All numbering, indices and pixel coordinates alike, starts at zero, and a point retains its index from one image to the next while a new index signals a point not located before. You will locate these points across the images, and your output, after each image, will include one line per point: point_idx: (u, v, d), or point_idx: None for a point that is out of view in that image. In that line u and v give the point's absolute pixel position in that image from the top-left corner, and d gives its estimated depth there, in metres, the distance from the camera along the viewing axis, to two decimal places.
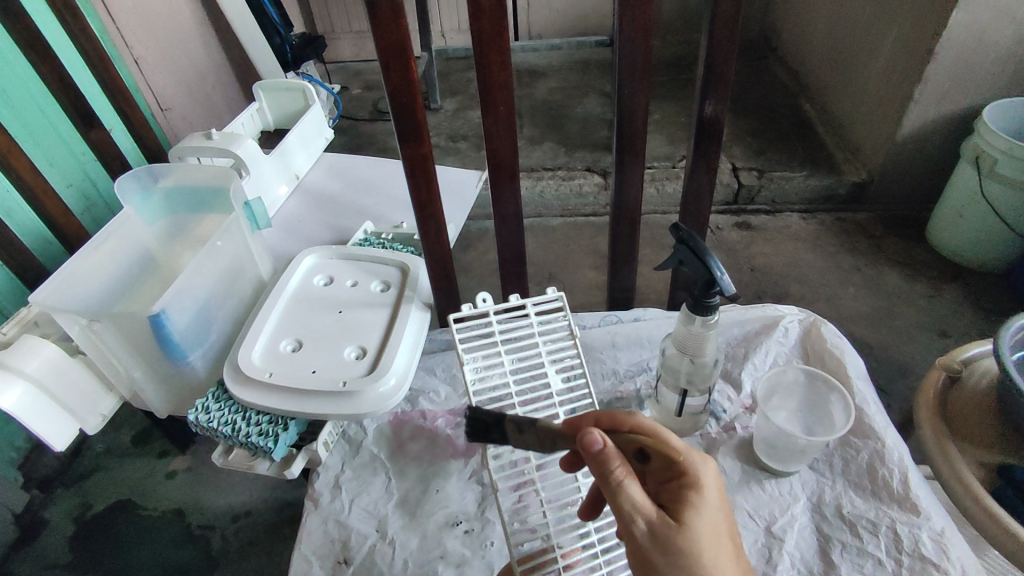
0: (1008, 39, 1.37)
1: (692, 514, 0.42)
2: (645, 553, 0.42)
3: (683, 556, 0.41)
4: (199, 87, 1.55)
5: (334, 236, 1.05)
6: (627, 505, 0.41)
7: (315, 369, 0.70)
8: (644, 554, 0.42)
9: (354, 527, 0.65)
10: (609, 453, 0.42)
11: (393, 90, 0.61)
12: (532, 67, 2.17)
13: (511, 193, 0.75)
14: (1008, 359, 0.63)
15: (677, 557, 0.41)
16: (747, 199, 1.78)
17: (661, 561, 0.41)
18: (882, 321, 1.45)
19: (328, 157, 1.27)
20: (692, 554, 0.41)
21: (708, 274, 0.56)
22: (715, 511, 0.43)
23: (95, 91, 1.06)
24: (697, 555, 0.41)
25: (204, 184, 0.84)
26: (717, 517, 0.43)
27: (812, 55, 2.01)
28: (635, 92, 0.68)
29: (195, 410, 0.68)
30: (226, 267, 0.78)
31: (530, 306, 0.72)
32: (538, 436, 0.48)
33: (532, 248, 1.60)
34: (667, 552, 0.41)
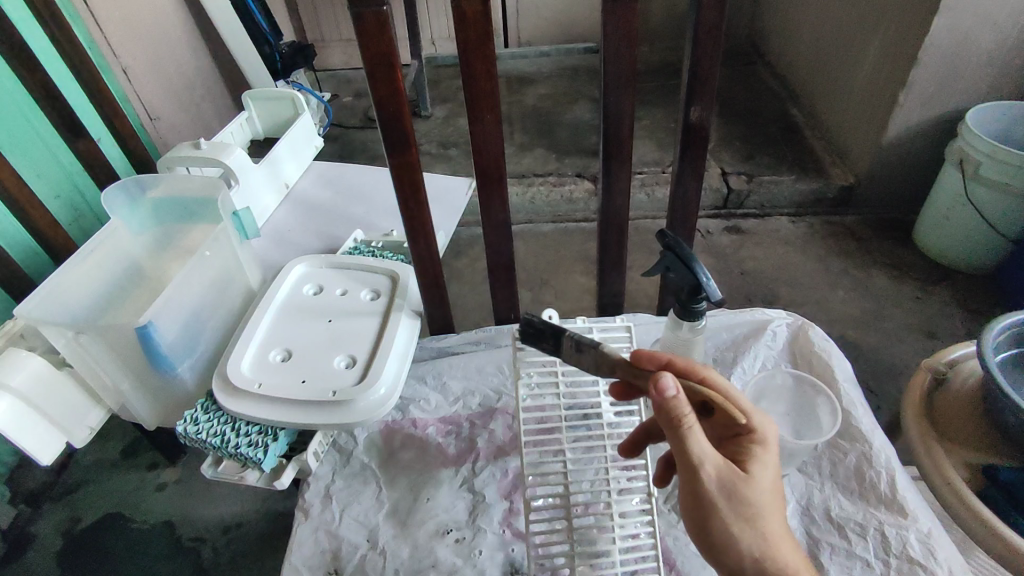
0: (989, 44, 1.39)
1: (753, 466, 0.46)
2: (708, 500, 0.44)
3: (745, 502, 0.44)
4: (188, 96, 1.55)
5: (324, 245, 1.05)
6: (697, 453, 0.43)
7: (304, 379, 0.70)
8: (710, 505, 0.44)
9: (345, 537, 0.65)
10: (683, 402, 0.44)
11: (379, 99, 0.62)
12: (522, 73, 2.18)
13: (500, 200, 0.75)
14: (991, 361, 0.64)
15: (741, 507, 0.44)
16: (736, 203, 1.80)
17: (724, 507, 0.44)
18: (871, 323, 1.46)
19: (317, 165, 1.27)
20: (753, 500, 0.44)
21: (694, 280, 0.56)
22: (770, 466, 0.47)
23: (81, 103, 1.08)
24: (757, 502, 0.45)
25: (191, 194, 0.84)
26: (772, 471, 0.47)
27: (798, 60, 2.03)
28: (620, 100, 0.69)
29: (184, 421, 0.67)
30: (215, 278, 0.78)
31: (595, 332, 0.74)
32: (596, 358, 0.51)
33: (523, 254, 1.60)
34: (732, 500, 0.44)
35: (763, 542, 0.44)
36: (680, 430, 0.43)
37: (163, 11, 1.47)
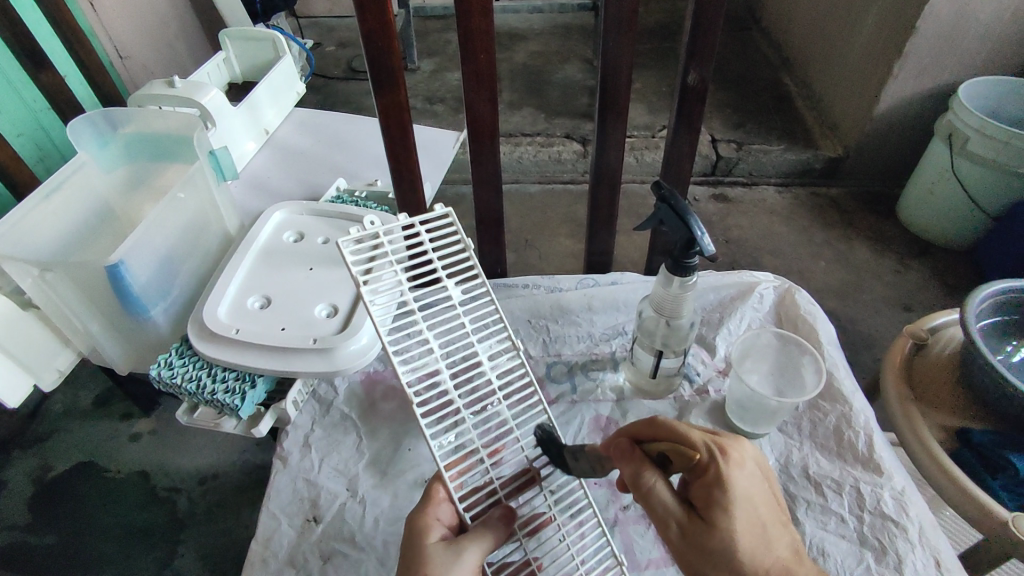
0: (985, 18, 1.40)
1: (720, 511, 0.44)
2: (689, 556, 0.45)
3: (718, 552, 0.43)
4: (159, 36, 1.48)
5: (305, 193, 1.02)
6: (656, 510, 0.46)
7: (283, 326, 0.68)
8: (692, 560, 0.45)
9: (323, 486, 0.64)
10: (632, 458, 0.47)
11: (368, 32, 0.58)
12: (512, 30, 2.12)
13: (490, 151, 0.72)
14: (973, 328, 0.64)
15: (716, 555, 0.43)
16: (725, 170, 1.79)
17: (702, 560, 0.44)
18: (850, 295, 1.49)
19: (298, 113, 1.22)
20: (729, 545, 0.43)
21: (689, 234, 0.54)
22: (749, 497, 0.44)
23: (56, 48, 1.02)
24: (733, 549, 0.43)
25: (165, 133, 0.79)
26: (753, 508, 0.44)
27: (794, 27, 2.01)
28: (619, 48, 0.65)
29: (158, 366, 0.65)
30: (189, 221, 0.75)
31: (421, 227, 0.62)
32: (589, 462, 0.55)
33: (509, 215, 1.58)
34: (706, 553, 0.44)
35: None
36: (639, 490, 0.47)
37: None
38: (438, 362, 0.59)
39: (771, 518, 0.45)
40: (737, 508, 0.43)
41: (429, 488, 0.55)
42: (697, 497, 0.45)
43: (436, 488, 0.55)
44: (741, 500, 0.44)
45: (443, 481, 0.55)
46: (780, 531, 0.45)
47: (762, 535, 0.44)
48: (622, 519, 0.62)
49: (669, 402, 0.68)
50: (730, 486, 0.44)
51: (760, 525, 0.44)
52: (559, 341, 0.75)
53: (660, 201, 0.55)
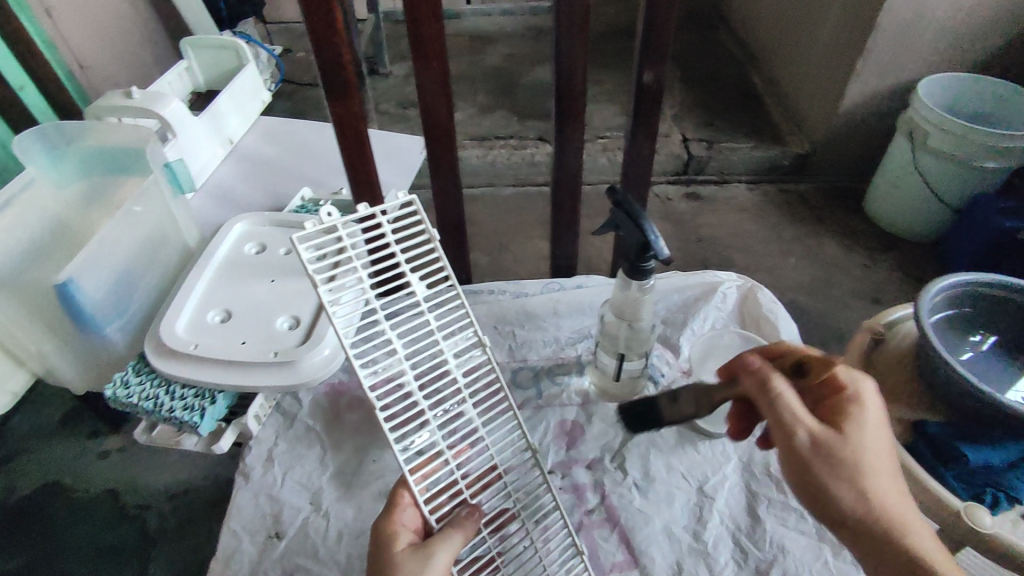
0: (941, 15, 1.44)
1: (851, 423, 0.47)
2: (810, 460, 0.46)
3: (850, 458, 0.45)
4: (120, 45, 1.46)
5: (270, 203, 1.01)
6: (789, 414, 0.47)
7: (244, 340, 0.67)
8: (811, 466, 0.46)
9: (287, 501, 0.63)
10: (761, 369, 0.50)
11: (317, 42, 0.57)
12: (483, 32, 2.13)
13: (450, 159, 0.72)
14: (926, 322, 0.66)
15: (846, 461, 0.45)
16: (696, 169, 1.81)
17: (824, 468, 0.45)
18: (820, 290, 1.51)
19: (263, 121, 1.20)
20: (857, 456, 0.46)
21: (643, 237, 0.54)
22: (872, 420, 0.48)
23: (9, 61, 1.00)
24: (862, 455, 0.46)
25: (119, 146, 0.78)
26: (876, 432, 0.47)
27: (761, 26, 2.04)
28: (573, 53, 0.66)
29: (114, 385, 0.64)
30: (147, 236, 0.74)
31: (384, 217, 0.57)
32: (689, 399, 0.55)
33: (482, 219, 1.58)
34: (834, 459, 0.45)
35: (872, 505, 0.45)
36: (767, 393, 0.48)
37: None
38: (402, 365, 0.55)
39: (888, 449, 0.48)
40: (870, 421, 0.47)
41: (394, 493, 0.54)
42: (830, 409, 0.49)
43: (401, 493, 0.54)
44: (866, 416, 0.47)
45: (409, 487, 0.54)
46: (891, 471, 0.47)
47: (884, 460, 0.47)
48: (587, 523, 0.60)
49: (633, 404, 0.68)
50: (862, 404, 0.48)
51: (884, 447, 0.47)
52: (525, 346, 0.75)
53: (619, 207, 0.55)
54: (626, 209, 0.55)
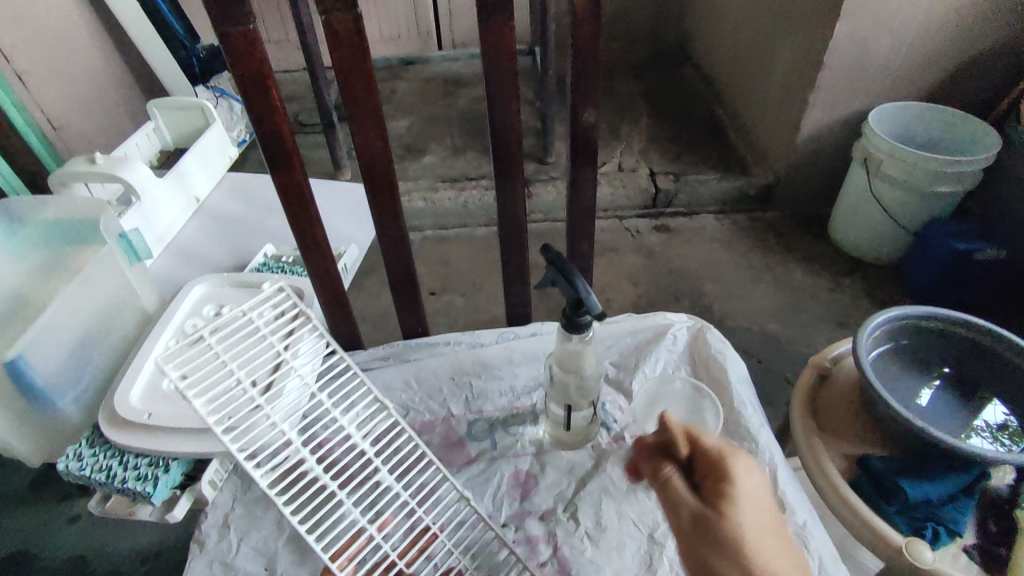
0: (885, 50, 1.50)
1: (726, 505, 0.45)
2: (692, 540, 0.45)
3: (721, 536, 0.43)
4: (94, 102, 1.51)
5: (235, 261, 1.03)
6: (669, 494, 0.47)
7: (197, 406, 0.68)
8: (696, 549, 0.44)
9: (241, 568, 0.62)
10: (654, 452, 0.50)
11: (257, 117, 0.60)
12: (456, 76, 2.19)
13: (394, 215, 0.72)
14: (864, 360, 0.68)
15: (721, 541, 0.43)
16: (665, 202, 1.85)
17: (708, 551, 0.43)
18: (788, 316, 1.54)
19: (231, 178, 1.24)
20: (734, 537, 0.43)
21: (576, 294, 0.57)
22: (750, 499, 0.45)
23: None
24: (733, 535, 0.43)
25: (75, 217, 0.81)
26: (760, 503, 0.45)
27: (722, 61, 2.12)
28: (508, 116, 0.67)
29: (67, 457, 0.65)
30: (106, 304, 0.75)
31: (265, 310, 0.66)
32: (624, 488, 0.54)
33: (455, 260, 1.61)
34: (710, 537, 0.44)
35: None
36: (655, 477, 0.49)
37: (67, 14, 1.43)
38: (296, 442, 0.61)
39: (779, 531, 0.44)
40: (743, 501, 0.45)
41: None
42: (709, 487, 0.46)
43: None
44: (744, 495, 0.45)
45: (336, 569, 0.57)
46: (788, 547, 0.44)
47: (768, 541, 0.43)
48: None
49: (585, 452, 0.69)
50: (733, 480, 0.46)
51: (765, 527, 0.44)
52: (480, 397, 0.76)
53: (553, 264, 0.57)
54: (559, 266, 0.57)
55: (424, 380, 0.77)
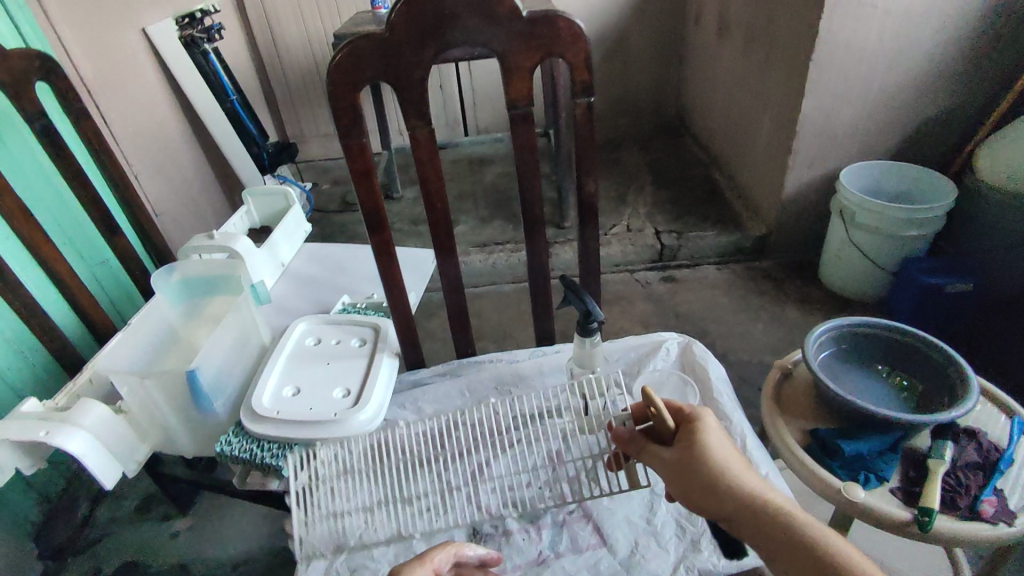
0: (848, 118, 1.78)
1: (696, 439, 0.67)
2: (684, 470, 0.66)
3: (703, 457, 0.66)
4: (186, 193, 1.86)
5: (317, 308, 1.29)
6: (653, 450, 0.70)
7: (311, 406, 0.92)
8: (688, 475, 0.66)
9: (348, 520, 0.84)
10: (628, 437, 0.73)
11: (362, 199, 0.87)
12: (482, 156, 2.54)
13: (452, 264, 0.97)
14: (810, 358, 0.89)
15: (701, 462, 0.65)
16: (670, 256, 2.10)
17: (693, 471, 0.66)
18: (784, 350, 1.74)
19: (308, 246, 1.52)
20: (709, 456, 0.66)
21: (585, 308, 0.81)
22: (714, 434, 0.68)
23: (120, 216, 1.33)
24: (708, 456, 0.65)
25: (213, 273, 1.06)
26: (723, 444, 0.67)
27: (714, 132, 2.43)
28: (533, 190, 0.92)
29: (221, 443, 0.88)
30: (238, 335, 1.01)
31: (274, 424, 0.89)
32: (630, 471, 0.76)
33: (487, 311, 1.86)
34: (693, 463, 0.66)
35: (741, 489, 0.63)
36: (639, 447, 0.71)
37: (168, 126, 1.80)
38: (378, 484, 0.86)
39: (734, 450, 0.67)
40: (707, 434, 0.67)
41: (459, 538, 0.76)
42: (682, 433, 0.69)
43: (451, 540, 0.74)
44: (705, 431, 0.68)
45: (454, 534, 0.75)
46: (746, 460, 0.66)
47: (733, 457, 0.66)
48: (569, 517, 0.83)
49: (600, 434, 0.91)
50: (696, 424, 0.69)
51: (729, 449, 0.67)
52: None
53: (565, 285, 0.81)
54: (571, 286, 0.81)
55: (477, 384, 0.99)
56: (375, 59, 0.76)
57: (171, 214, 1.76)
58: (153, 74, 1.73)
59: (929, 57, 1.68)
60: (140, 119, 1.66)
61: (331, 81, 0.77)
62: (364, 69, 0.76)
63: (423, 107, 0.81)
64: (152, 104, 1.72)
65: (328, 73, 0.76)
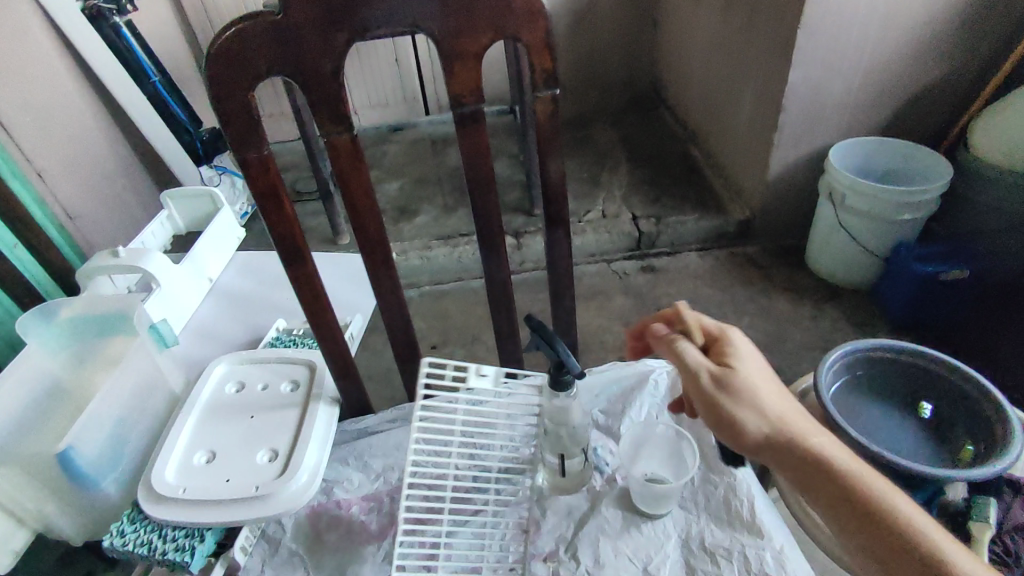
0: (838, 91, 1.63)
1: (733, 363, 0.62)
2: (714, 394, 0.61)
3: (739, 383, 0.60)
4: (109, 190, 1.62)
5: (249, 335, 1.13)
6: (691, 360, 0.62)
7: (228, 478, 0.75)
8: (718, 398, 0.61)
9: None
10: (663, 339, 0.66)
11: (273, 225, 0.69)
12: (444, 136, 2.33)
13: (395, 294, 0.80)
14: (824, 396, 0.76)
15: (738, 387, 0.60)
16: (649, 244, 1.95)
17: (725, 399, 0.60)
18: (773, 346, 1.62)
19: (240, 256, 1.34)
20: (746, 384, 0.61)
21: (558, 357, 0.65)
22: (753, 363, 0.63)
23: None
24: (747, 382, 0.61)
25: (107, 312, 0.90)
26: (757, 368, 0.62)
27: (691, 106, 2.26)
28: (488, 204, 0.75)
29: (112, 534, 0.71)
30: (138, 387, 0.85)
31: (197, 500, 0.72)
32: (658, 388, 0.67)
33: (453, 313, 1.69)
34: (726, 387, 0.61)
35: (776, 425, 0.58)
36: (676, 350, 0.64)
37: (78, 113, 1.54)
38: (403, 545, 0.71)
39: (769, 381, 0.62)
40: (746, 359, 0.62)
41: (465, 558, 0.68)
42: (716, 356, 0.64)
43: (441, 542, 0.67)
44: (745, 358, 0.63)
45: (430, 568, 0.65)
46: (780, 396, 0.61)
47: (769, 390, 0.61)
48: None
49: (581, 495, 0.76)
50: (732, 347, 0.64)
51: (764, 380, 0.62)
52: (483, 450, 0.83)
53: (534, 331, 0.65)
54: (540, 332, 0.65)
55: (434, 433, 0.82)
56: (269, 46, 0.57)
57: (89, 216, 1.53)
58: (52, 55, 1.48)
59: (926, 22, 1.53)
60: (38, 106, 1.41)
61: (211, 77, 0.58)
62: (256, 62, 0.58)
63: (341, 108, 0.63)
64: (55, 88, 1.47)
65: (206, 67, 0.57)
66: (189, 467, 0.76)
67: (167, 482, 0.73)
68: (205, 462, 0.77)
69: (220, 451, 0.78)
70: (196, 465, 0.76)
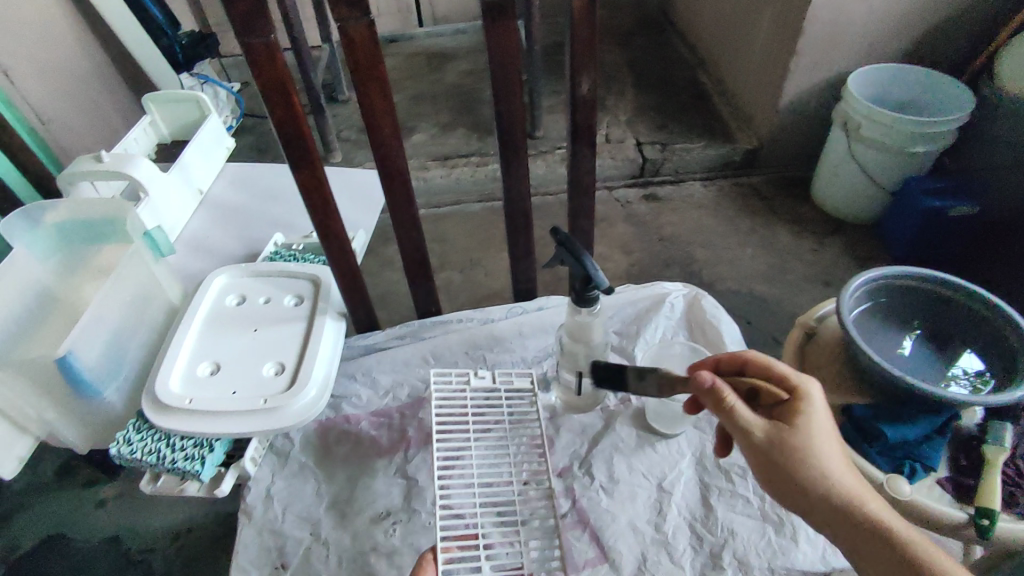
0: (864, 12, 1.53)
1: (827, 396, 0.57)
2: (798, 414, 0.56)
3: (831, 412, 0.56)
4: (82, 94, 1.51)
5: (246, 249, 1.08)
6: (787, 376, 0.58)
7: (234, 390, 0.72)
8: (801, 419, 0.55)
9: (288, 533, 0.69)
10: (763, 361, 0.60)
11: (278, 121, 0.63)
12: (440, 50, 2.19)
13: (407, 203, 0.75)
14: (846, 316, 0.81)
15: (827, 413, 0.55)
16: (652, 171, 1.89)
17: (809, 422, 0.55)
18: (775, 278, 1.60)
19: (230, 168, 1.27)
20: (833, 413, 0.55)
21: (585, 271, 0.61)
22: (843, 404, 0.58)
23: None
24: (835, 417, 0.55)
25: (97, 216, 0.86)
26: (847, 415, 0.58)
27: (704, 27, 2.14)
28: (511, 108, 0.69)
29: (117, 443, 0.69)
30: (135, 295, 0.81)
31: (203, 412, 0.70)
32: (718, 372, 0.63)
33: (451, 236, 1.64)
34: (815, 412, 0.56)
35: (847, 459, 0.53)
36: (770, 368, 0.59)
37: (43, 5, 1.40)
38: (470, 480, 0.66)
39: None
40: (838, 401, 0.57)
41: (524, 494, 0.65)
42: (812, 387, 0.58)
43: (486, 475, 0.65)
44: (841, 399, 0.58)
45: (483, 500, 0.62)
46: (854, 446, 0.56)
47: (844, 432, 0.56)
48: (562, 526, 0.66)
49: (597, 415, 0.76)
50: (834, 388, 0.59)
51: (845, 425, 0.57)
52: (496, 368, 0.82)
53: (558, 241, 0.61)
54: (566, 244, 0.61)
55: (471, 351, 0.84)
56: None
57: (62, 121, 1.43)
58: None
59: None
60: None
61: None
62: None
63: None
64: None
65: None
66: (195, 381, 0.73)
67: (174, 394, 0.70)
68: (208, 375, 0.74)
69: (224, 364, 0.75)
70: (202, 378, 0.73)
